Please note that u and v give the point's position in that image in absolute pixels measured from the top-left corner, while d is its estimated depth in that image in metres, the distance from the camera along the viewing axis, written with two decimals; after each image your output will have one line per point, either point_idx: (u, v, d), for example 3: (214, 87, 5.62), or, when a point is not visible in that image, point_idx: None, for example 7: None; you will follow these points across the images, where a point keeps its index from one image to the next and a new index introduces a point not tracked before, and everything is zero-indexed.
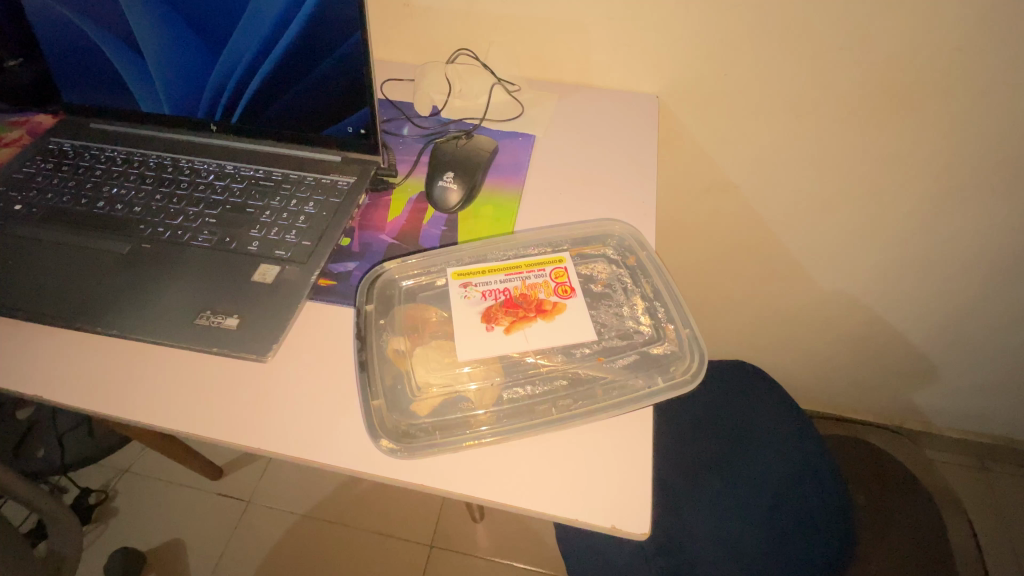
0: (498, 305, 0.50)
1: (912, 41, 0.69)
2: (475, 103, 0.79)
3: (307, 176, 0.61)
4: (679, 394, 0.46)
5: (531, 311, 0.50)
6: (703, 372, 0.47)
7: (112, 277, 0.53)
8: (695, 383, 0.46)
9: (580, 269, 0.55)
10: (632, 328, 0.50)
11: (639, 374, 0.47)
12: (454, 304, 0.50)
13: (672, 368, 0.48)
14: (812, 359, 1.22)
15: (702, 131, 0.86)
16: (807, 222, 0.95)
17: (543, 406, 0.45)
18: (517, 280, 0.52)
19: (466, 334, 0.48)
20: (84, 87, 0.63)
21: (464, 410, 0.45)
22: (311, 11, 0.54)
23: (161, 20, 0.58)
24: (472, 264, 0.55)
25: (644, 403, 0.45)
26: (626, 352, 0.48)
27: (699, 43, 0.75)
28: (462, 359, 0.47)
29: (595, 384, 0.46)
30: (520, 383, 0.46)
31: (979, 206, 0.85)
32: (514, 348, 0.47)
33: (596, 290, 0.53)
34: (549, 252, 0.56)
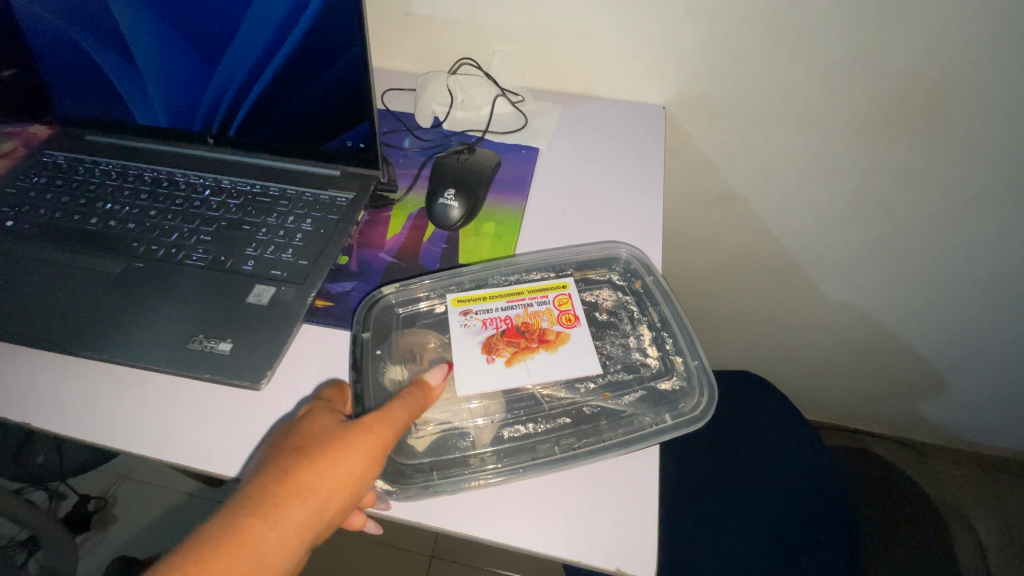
0: (501, 334, 0.49)
1: (928, 55, 0.67)
2: (478, 114, 0.78)
3: (306, 191, 0.60)
4: (690, 431, 0.45)
5: (534, 341, 0.48)
6: (713, 408, 0.45)
7: (105, 296, 0.52)
8: (705, 419, 0.45)
9: (585, 295, 0.53)
10: (640, 360, 0.48)
11: (647, 411, 0.45)
12: (454, 332, 0.49)
13: (682, 403, 0.46)
14: (818, 370, 1.20)
15: (709, 142, 0.84)
16: (816, 234, 0.93)
17: (545, 445, 0.43)
18: (519, 307, 0.51)
19: (467, 366, 0.47)
20: (79, 98, 0.62)
21: (464, 450, 0.43)
22: (310, 23, 0.53)
23: (156, 32, 0.56)
24: (472, 290, 0.53)
25: (653, 442, 0.43)
26: (633, 387, 0.47)
27: (708, 53, 0.73)
28: (462, 394, 0.45)
29: (601, 422, 0.45)
30: (522, 421, 0.45)
31: (993, 221, 0.83)
32: (515, 380, 0.46)
33: (600, 319, 0.51)
34: (551, 278, 0.55)
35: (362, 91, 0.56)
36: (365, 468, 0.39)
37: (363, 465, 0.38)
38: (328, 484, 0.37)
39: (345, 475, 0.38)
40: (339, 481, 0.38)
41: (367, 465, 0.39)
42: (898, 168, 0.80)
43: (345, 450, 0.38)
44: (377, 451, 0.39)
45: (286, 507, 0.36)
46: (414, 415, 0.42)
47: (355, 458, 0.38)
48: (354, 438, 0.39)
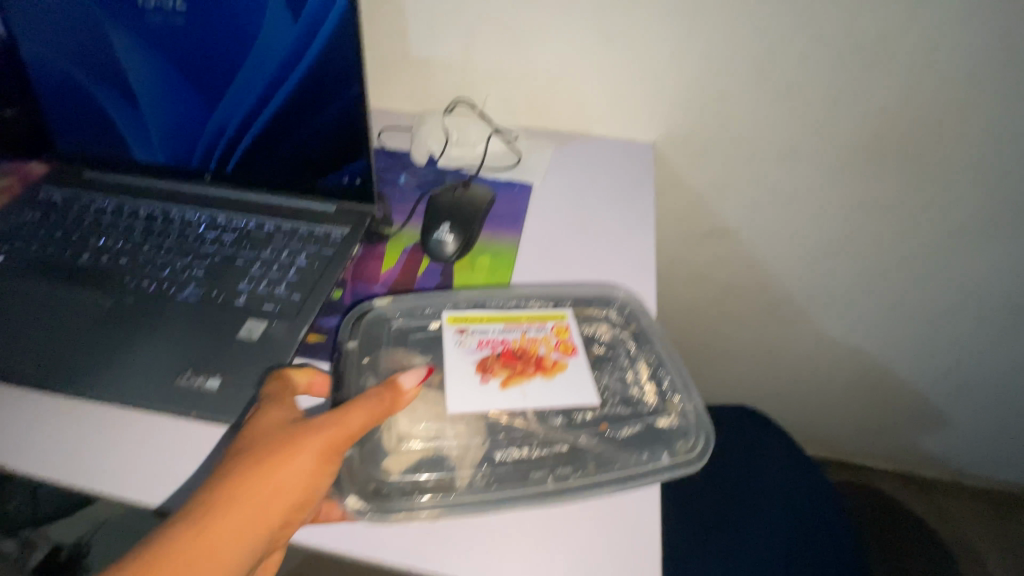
0: (496, 356, 0.48)
1: (901, 93, 0.71)
2: (472, 152, 0.79)
3: (299, 226, 0.60)
4: (687, 473, 0.43)
5: (530, 366, 0.48)
6: (709, 454, 0.44)
7: (95, 332, 0.51)
8: (699, 464, 0.43)
9: (582, 328, 0.53)
10: (637, 395, 0.48)
11: (644, 447, 0.44)
12: (447, 349, 0.49)
13: (677, 444, 0.45)
14: (817, 404, 1.19)
15: (698, 177, 0.85)
16: (807, 266, 0.94)
17: (540, 473, 0.42)
18: (516, 332, 0.51)
19: (459, 385, 0.46)
20: (79, 136, 0.63)
21: (447, 471, 0.42)
22: (309, 65, 0.54)
23: (159, 73, 0.58)
24: (469, 310, 0.53)
25: (647, 481, 0.42)
26: (631, 421, 0.46)
27: (694, 93, 0.76)
28: (450, 412, 0.45)
29: (597, 454, 0.43)
30: (516, 444, 0.43)
31: (979, 252, 0.85)
32: (510, 403, 0.45)
33: (597, 352, 0.51)
34: (549, 307, 0.55)
35: (354, 121, 0.56)
36: (313, 469, 0.37)
37: (316, 463, 0.37)
38: (271, 485, 0.36)
39: (292, 476, 0.36)
40: (290, 481, 0.36)
41: (316, 465, 0.37)
42: (883, 202, 0.82)
43: (294, 449, 0.37)
44: (327, 451, 0.38)
45: (231, 513, 0.35)
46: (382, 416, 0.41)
47: (304, 458, 0.37)
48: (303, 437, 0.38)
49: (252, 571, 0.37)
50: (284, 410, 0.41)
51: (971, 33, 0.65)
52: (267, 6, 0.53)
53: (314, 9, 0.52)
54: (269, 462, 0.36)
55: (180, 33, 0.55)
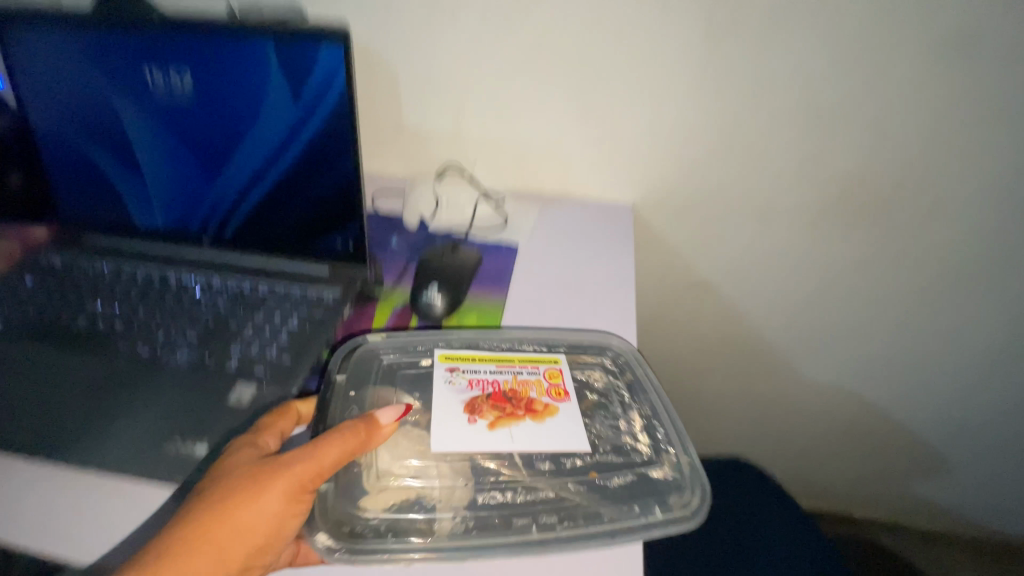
0: (486, 396, 0.49)
1: (864, 155, 0.77)
2: (461, 214, 0.81)
3: (293, 291, 0.63)
4: (680, 531, 0.43)
5: (520, 409, 0.48)
6: (704, 511, 0.43)
7: (86, 397, 0.52)
8: (692, 523, 0.43)
9: (576, 374, 0.54)
10: (630, 445, 0.48)
11: (635, 500, 0.44)
12: (438, 387, 0.50)
13: (670, 498, 0.45)
14: (808, 454, 1.19)
15: (678, 234, 0.89)
16: (789, 316, 0.97)
17: (523, 520, 0.42)
18: (508, 373, 0.52)
19: (449, 424, 0.47)
20: (84, 203, 0.66)
21: (428, 512, 0.42)
22: (308, 140, 0.58)
23: (166, 146, 0.61)
24: (462, 350, 0.55)
25: (636, 535, 0.42)
26: (623, 471, 0.46)
27: (672, 154, 0.80)
28: (435, 450, 0.45)
29: (585, 504, 0.44)
30: (499, 488, 0.44)
31: (949, 300, 0.89)
32: (496, 445, 0.45)
33: (590, 399, 0.52)
34: (543, 352, 0.56)
35: (348, 187, 0.60)
36: (280, 507, 0.39)
37: (284, 502, 0.39)
38: (239, 525, 0.38)
39: (260, 515, 0.39)
40: (256, 520, 0.39)
41: (283, 504, 0.39)
42: (852, 254, 0.87)
43: (261, 490, 0.39)
44: (294, 491, 0.40)
45: (197, 554, 0.37)
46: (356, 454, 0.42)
47: (270, 499, 0.39)
48: (272, 477, 0.39)
49: None
50: (257, 444, 0.43)
51: (918, 101, 0.71)
52: (270, 83, 0.57)
53: (315, 87, 0.55)
54: (237, 503, 0.39)
55: (188, 106, 0.59)
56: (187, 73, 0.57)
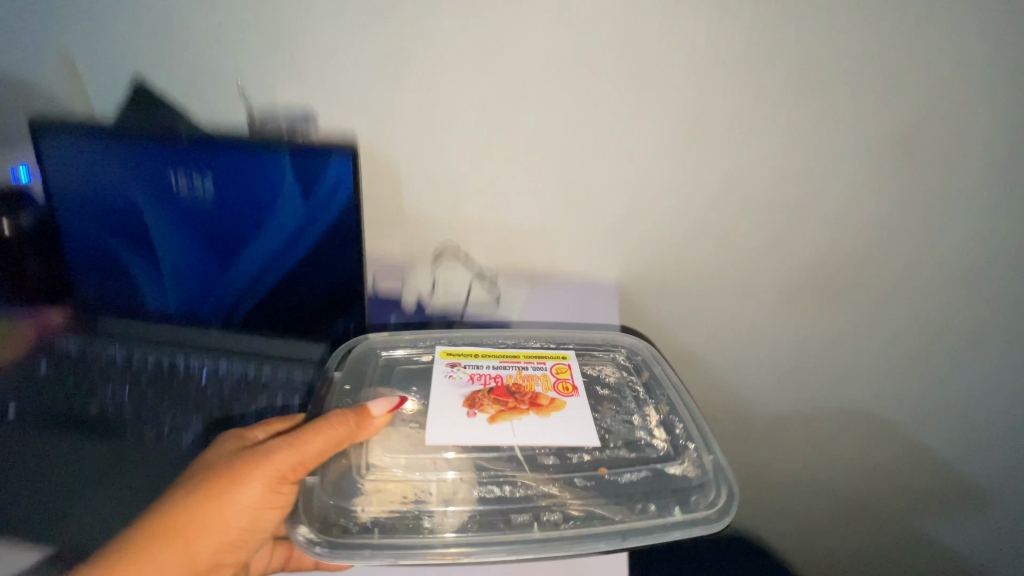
0: (488, 391, 0.44)
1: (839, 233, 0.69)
2: (455, 299, 0.77)
3: (296, 371, 0.66)
4: (702, 535, 0.39)
5: (523, 403, 0.43)
6: (730, 513, 0.40)
7: (104, 483, 0.55)
8: (717, 526, 0.39)
9: (586, 368, 0.49)
10: (645, 440, 0.44)
11: (651, 498, 0.40)
12: (436, 381, 0.45)
13: (693, 499, 0.41)
14: (831, 555, 1.07)
15: (661, 304, 0.77)
16: (789, 403, 0.87)
17: (524, 518, 0.39)
18: (513, 368, 0.46)
19: (444, 417, 0.42)
20: (98, 288, 0.68)
21: (422, 508, 0.39)
22: (320, 234, 0.63)
23: (183, 241, 0.65)
24: (465, 348, 0.51)
25: (653, 537, 0.38)
26: (637, 467, 0.42)
27: (636, 206, 0.68)
28: (426, 443, 0.41)
29: (593, 499, 0.40)
30: (498, 481, 0.40)
31: (955, 367, 0.81)
32: (495, 440, 0.41)
33: (601, 393, 0.47)
34: (551, 348, 0.52)
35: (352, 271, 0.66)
36: (260, 496, 0.42)
37: (267, 493, 0.42)
38: (219, 511, 0.41)
39: (240, 506, 0.42)
40: (237, 507, 0.42)
41: (262, 492, 0.42)
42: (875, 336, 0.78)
43: (242, 479, 0.41)
44: (272, 481, 0.41)
45: (174, 536, 0.40)
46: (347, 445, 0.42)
47: (251, 488, 0.41)
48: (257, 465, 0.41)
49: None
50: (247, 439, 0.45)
51: (911, 173, 0.64)
52: (285, 184, 0.61)
53: (326, 186, 0.61)
54: (220, 489, 0.41)
55: (205, 206, 0.63)
56: (206, 177, 0.61)
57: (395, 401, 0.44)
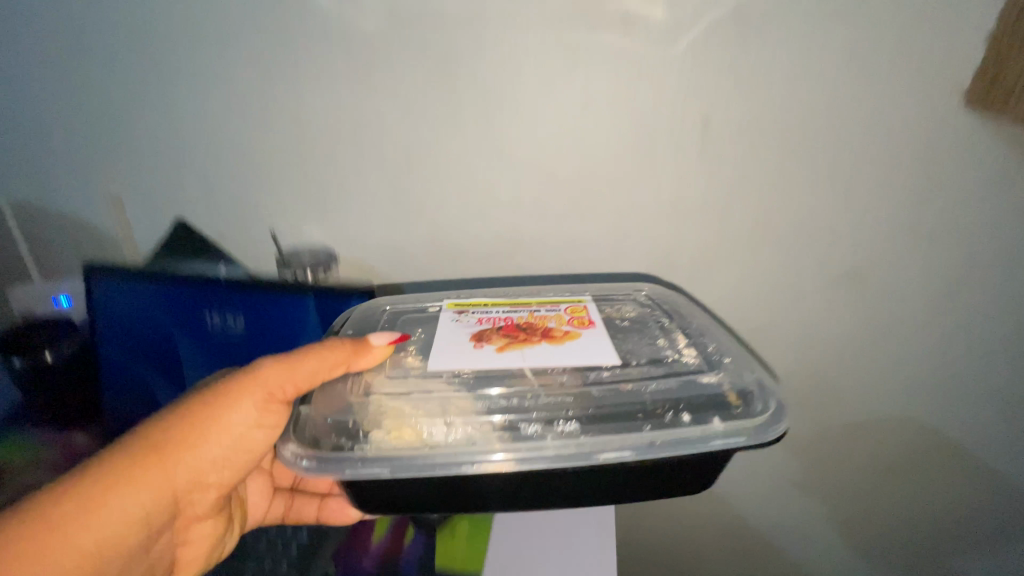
0: (496, 329, 0.38)
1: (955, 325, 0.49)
2: None
3: None
4: (749, 449, 0.29)
5: (535, 336, 0.36)
6: (780, 425, 0.30)
7: None
8: (764, 438, 0.29)
9: (601, 307, 0.42)
10: (671, 357, 0.35)
11: (682, 406, 0.31)
12: (440, 324, 0.39)
13: (732, 408, 0.31)
14: None
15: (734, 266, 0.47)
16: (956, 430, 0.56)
17: (532, 427, 0.29)
18: (523, 311, 0.40)
19: (445, 346, 0.35)
20: None
21: (432, 423, 0.30)
22: None
23: None
24: (473, 297, 0.44)
25: (685, 449, 0.29)
26: (664, 377, 0.32)
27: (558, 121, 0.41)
28: (429, 366, 0.33)
29: (609, 409, 0.30)
30: (503, 394, 0.31)
31: None
32: (500, 364, 0.32)
33: (621, 325, 0.39)
34: (568, 294, 0.44)
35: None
36: (250, 420, 0.30)
37: (254, 410, 0.30)
38: (195, 446, 0.29)
39: (224, 433, 0.30)
40: (220, 437, 0.30)
41: (255, 414, 0.30)
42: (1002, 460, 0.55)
43: (227, 399, 0.30)
44: (270, 400, 0.31)
45: (133, 480, 0.27)
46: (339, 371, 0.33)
47: (239, 410, 0.30)
48: (237, 376, 0.30)
49: (167, 544, 0.30)
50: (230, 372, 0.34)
51: None
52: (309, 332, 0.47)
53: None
54: (195, 417, 0.29)
55: (233, 355, 0.48)
56: (237, 316, 0.47)
57: (398, 336, 0.35)
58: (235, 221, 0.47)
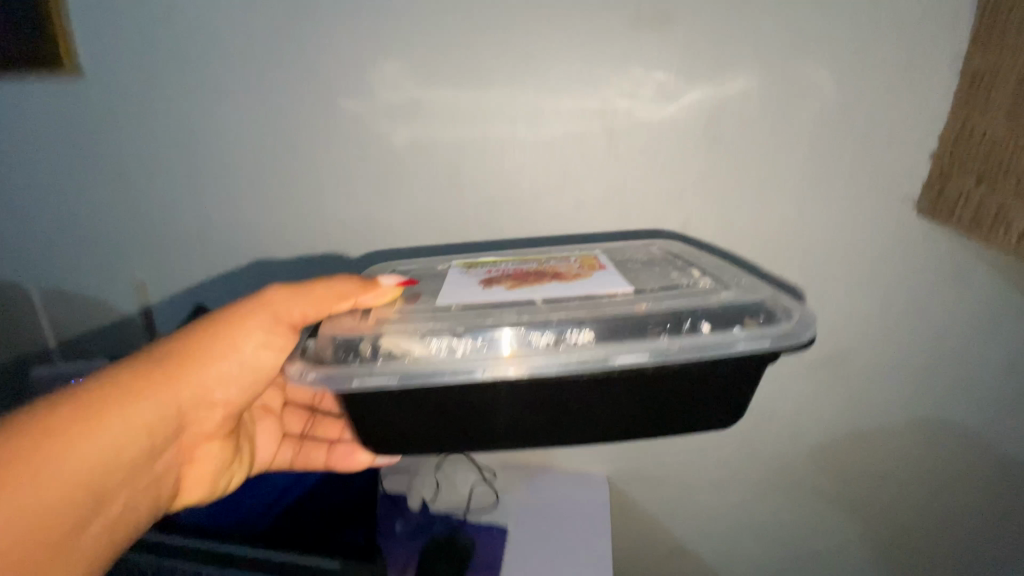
0: (506, 276, 0.37)
1: None
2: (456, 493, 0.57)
3: None
4: (777, 353, 0.28)
5: (545, 279, 0.36)
6: (808, 332, 0.29)
7: None
8: (792, 342, 0.28)
9: (615, 255, 0.41)
10: (687, 283, 0.34)
11: (703, 316, 0.30)
12: (449, 276, 0.38)
13: (756, 319, 0.30)
14: None
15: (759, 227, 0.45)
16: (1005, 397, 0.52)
17: (546, 338, 0.29)
18: (533, 263, 0.39)
19: (455, 289, 0.35)
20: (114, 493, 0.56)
21: (440, 338, 0.29)
22: None
23: None
24: (482, 258, 0.43)
25: (708, 352, 0.28)
26: (682, 296, 0.32)
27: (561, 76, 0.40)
28: (441, 301, 0.33)
29: (627, 319, 0.30)
30: (515, 313, 0.31)
31: None
32: (513, 296, 0.32)
33: (633, 264, 0.39)
34: (581, 249, 0.43)
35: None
36: (257, 341, 0.30)
37: (262, 333, 0.30)
38: (201, 364, 0.28)
39: (231, 353, 0.29)
40: (227, 357, 0.29)
41: (263, 337, 0.30)
42: None
43: (235, 319, 0.29)
44: (278, 323, 0.30)
45: (135, 391, 0.26)
46: (346, 305, 0.32)
47: (247, 330, 0.29)
48: (245, 301, 0.30)
49: (172, 474, 0.29)
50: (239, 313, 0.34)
51: None
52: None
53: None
54: (202, 336, 0.29)
55: None
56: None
57: (406, 282, 0.36)
58: (233, 195, 0.45)
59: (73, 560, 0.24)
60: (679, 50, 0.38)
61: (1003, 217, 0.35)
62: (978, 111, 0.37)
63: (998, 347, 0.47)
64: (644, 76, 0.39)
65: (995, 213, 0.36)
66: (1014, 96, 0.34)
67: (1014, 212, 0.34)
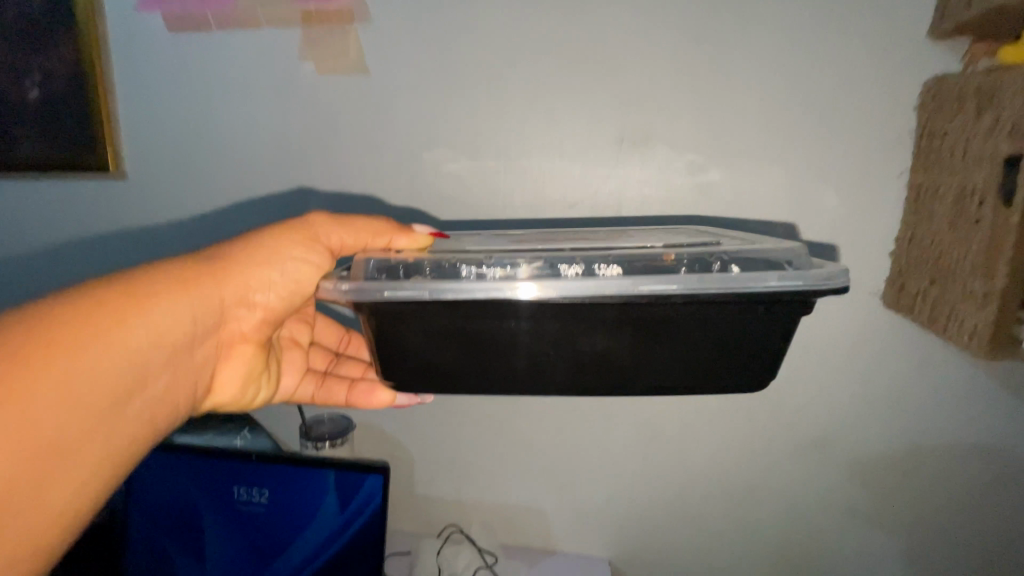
0: (538, 237, 0.39)
1: None
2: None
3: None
4: (809, 292, 0.29)
5: (575, 238, 0.38)
6: (842, 274, 0.30)
7: None
8: (825, 281, 0.29)
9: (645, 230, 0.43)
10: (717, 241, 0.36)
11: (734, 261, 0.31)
12: (484, 236, 0.41)
13: (786, 265, 0.31)
14: None
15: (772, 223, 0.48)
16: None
17: (572, 268, 0.31)
18: (563, 232, 0.42)
19: (490, 242, 0.37)
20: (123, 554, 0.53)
21: (469, 267, 0.31)
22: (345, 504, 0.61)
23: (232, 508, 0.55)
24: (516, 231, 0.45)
25: (740, 286, 0.29)
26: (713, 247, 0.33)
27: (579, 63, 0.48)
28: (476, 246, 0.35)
29: (656, 261, 0.31)
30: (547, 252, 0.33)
31: None
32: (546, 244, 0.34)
33: (662, 233, 0.41)
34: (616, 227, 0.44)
35: (375, 549, 0.52)
36: (297, 259, 0.32)
37: (301, 252, 0.32)
38: (244, 272, 0.31)
39: (271, 267, 0.31)
40: (267, 270, 0.31)
41: (302, 255, 0.32)
42: None
43: (279, 237, 0.32)
44: (317, 245, 0.32)
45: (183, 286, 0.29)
46: (380, 242, 0.34)
47: (289, 247, 0.32)
48: (290, 222, 0.32)
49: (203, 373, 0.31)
50: None
51: None
52: (322, 505, 0.52)
53: (361, 503, 0.51)
54: (247, 248, 0.31)
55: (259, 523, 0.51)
56: (261, 489, 0.52)
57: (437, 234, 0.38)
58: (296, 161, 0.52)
59: (120, 432, 0.26)
60: (688, 83, 0.46)
61: (954, 315, 0.40)
62: (924, 224, 0.44)
63: (970, 416, 0.51)
64: (667, 125, 0.47)
65: (950, 310, 0.41)
66: (951, 215, 0.41)
67: (961, 312, 0.39)
